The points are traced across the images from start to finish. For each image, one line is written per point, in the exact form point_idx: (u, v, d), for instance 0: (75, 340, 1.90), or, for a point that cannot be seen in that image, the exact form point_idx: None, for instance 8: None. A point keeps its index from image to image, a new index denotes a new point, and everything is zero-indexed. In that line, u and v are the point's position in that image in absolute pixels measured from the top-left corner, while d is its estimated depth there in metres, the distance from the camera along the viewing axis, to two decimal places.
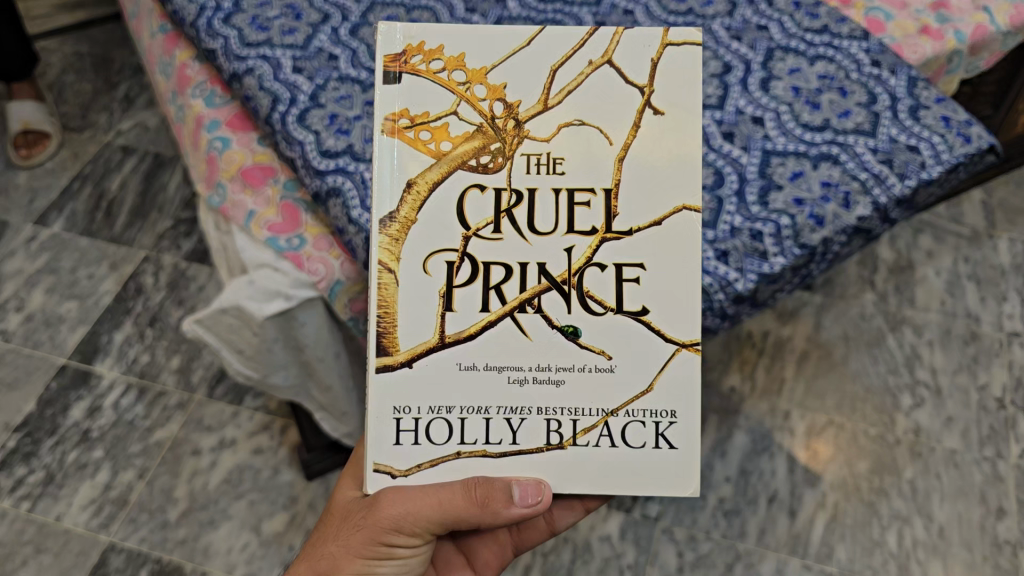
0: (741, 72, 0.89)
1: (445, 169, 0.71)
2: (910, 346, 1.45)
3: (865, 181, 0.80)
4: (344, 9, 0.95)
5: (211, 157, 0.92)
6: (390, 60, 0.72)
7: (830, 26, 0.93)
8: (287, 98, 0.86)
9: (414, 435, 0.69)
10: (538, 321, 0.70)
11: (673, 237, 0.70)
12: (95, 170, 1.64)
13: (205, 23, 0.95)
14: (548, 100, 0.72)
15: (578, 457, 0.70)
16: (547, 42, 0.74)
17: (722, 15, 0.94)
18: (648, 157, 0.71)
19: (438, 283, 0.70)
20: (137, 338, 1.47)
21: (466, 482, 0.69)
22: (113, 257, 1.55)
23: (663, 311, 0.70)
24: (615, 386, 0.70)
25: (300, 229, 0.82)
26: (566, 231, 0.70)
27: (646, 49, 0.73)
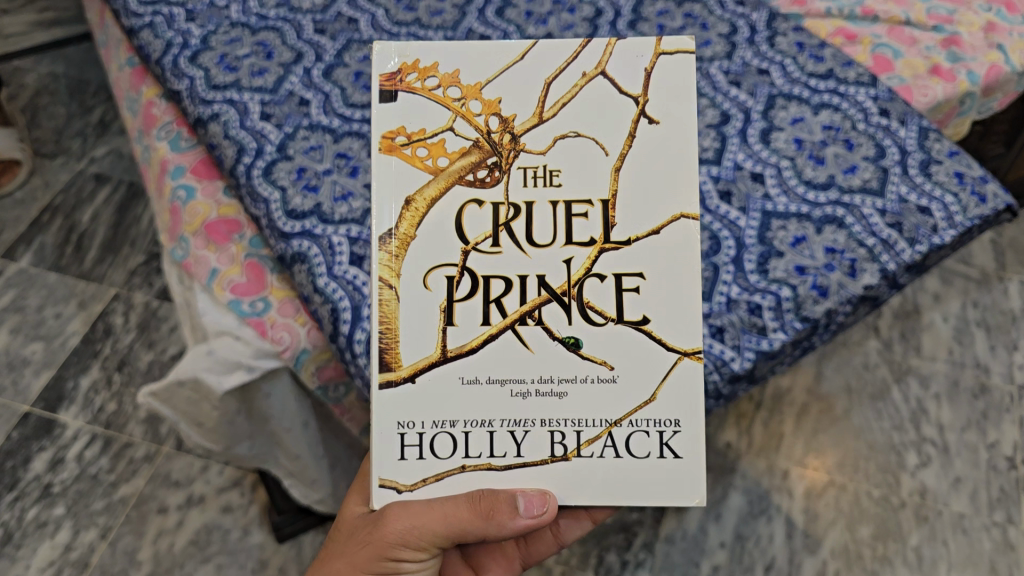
0: (741, 121, 0.83)
1: (442, 184, 0.75)
2: (916, 399, 1.39)
3: (873, 247, 0.75)
4: (319, 47, 0.89)
5: (175, 208, 0.86)
6: (388, 82, 0.78)
7: (835, 70, 0.87)
8: (253, 148, 0.81)
9: (418, 450, 0.72)
10: (540, 334, 0.72)
11: (671, 246, 0.73)
12: (66, 200, 1.56)
13: (171, 62, 0.90)
14: (543, 113, 0.77)
15: (584, 467, 0.72)
16: (535, 63, 0.78)
17: (721, 59, 0.88)
18: (641, 167, 0.75)
19: (439, 298, 0.72)
20: (104, 384, 1.40)
21: (472, 500, 0.71)
22: (82, 295, 1.47)
23: (667, 318, 0.72)
24: (614, 396, 0.72)
25: (265, 291, 0.77)
26: (564, 244, 0.74)
27: (635, 59, 0.78)
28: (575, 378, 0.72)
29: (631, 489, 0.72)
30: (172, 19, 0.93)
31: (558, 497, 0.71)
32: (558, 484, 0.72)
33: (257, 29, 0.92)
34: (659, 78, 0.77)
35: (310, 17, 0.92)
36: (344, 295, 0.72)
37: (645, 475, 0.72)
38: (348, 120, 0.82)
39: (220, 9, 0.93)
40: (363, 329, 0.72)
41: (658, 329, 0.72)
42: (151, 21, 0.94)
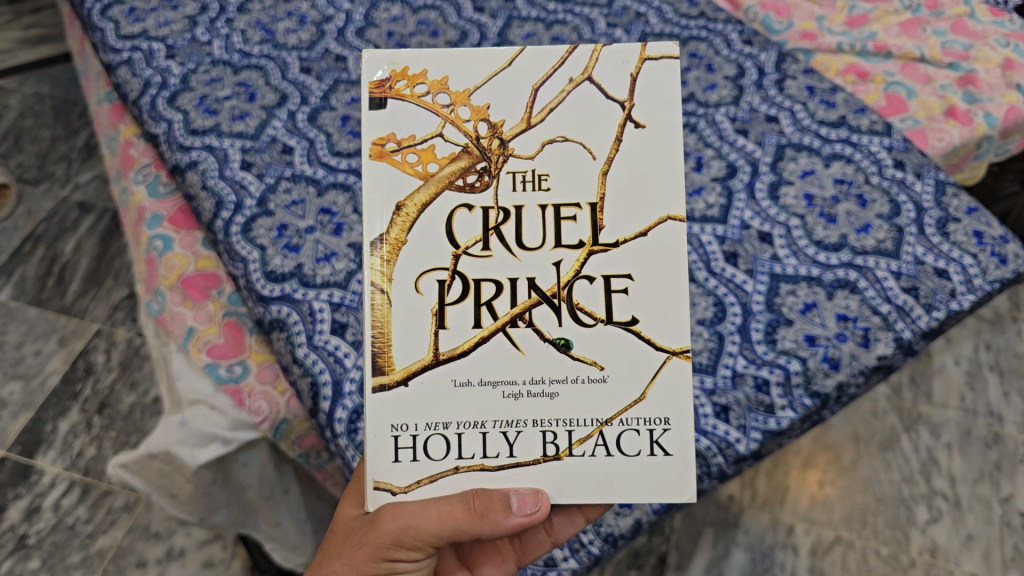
0: (748, 175, 0.78)
1: (433, 191, 0.59)
2: (928, 449, 1.27)
3: (887, 315, 0.71)
4: (305, 89, 0.86)
5: (151, 258, 0.82)
6: (377, 87, 0.60)
7: (847, 118, 0.83)
8: (232, 201, 0.76)
9: (413, 452, 0.58)
10: (532, 337, 0.58)
11: (660, 250, 0.58)
12: (49, 229, 1.43)
13: (149, 103, 0.87)
14: (531, 119, 0.61)
15: (576, 470, 0.57)
16: (526, 68, 0.62)
17: (728, 105, 0.84)
18: (636, 174, 0.59)
19: (431, 301, 0.58)
20: (83, 428, 1.28)
21: (467, 501, 0.57)
22: (63, 331, 1.35)
23: (657, 321, 0.58)
24: (606, 399, 0.57)
25: (243, 354, 0.73)
26: (554, 245, 0.59)
27: (624, 69, 0.61)
28: (569, 380, 0.57)
29: (623, 489, 0.56)
30: (152, 55, 0.91)
31: (549, 496, 0.56)
32: (551, 481, 0.57)
33: (239, 67, 0.89)
34: (646, 85, 0.61)
35: (295, 54, 0.90)
36: (324, 368, 0.66)
37: (639, 480, 0.57)
38: (334, 170, 0.78)
39: (202, 46, 0.91)
40: (344, 406, 0.65)
41: (652, 332, 0.58)
42: (130, 58, 0.91)
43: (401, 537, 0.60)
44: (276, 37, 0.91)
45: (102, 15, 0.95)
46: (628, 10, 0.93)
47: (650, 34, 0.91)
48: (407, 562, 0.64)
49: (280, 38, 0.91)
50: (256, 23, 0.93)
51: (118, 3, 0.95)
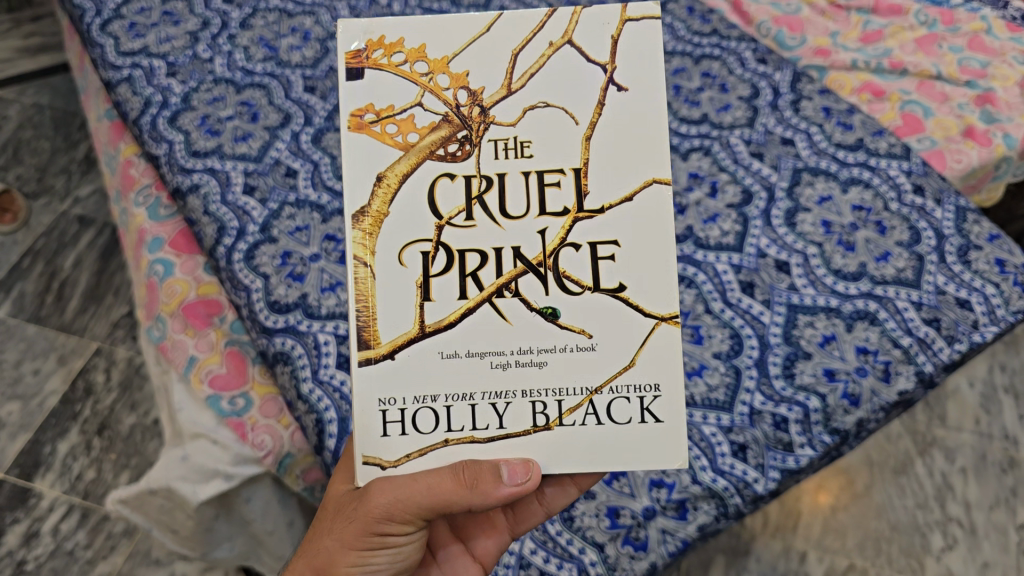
0: (764, 201, 0.76)
1: (414, 161, 0.54)
2: (942, 474, 1.11)
3: (908, 348, 0.69)
4: (309, 108, 0.85)
5: (151, 283, 0.80)
6: (353, 58, 0.55)
7: (865, 141, 0.81)
8: (234, 227, 0.74)
9: (401, 426, 0.53)
10: (518, 307, 0.53)
11: (648, 216, 0.53)
12: (48, 244, 1.29)
13: (150, 123, 0.85)
14: (511, 85, 0.54)
15: (566, 442, 0.53)
16: (506, 31, 0.55)
17: (742, 127, 0.82)
18: (618, 141, 0.53)
19: (416, 274, 0.53)
20: (83, 450, 1.15)
21: (457, 472, 0.52)
22: (62, 349, 1.21)
23: (647, 290, 0.53)
24: (598, 368, 0.52)
25: (246, 386, 0.71)
26: (539, 214, 0.53)
27: (604, 30, 0.55)
28: (558, 349, 0.52)
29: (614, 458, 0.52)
30: (152, 73, 0.90)
31: (541, 465, 0.52)
32: (540, 449, 0.52)
33: (242, 86, 0.87)
34: (629, 45, 0.54)
35: (299, 72, 0.89)
36: (329, 405, 0.65)
37: (631, 450, 0.52)
38: (338, 195, 0.76)
39: (203, 63, 0.90)
40: None
41: (641, 299, 0.52)
42: (130, 75, 0.90)
43: (394, 511, 0.54)
44: (279, 54, 0.91)
45: (102, 31, 0.94)
46: None
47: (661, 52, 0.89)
48: (400, 536, 0.58)
49: (283, 54, 0.91)
50: (259, 40, 0.92)
51: (118, 18, 0.95)
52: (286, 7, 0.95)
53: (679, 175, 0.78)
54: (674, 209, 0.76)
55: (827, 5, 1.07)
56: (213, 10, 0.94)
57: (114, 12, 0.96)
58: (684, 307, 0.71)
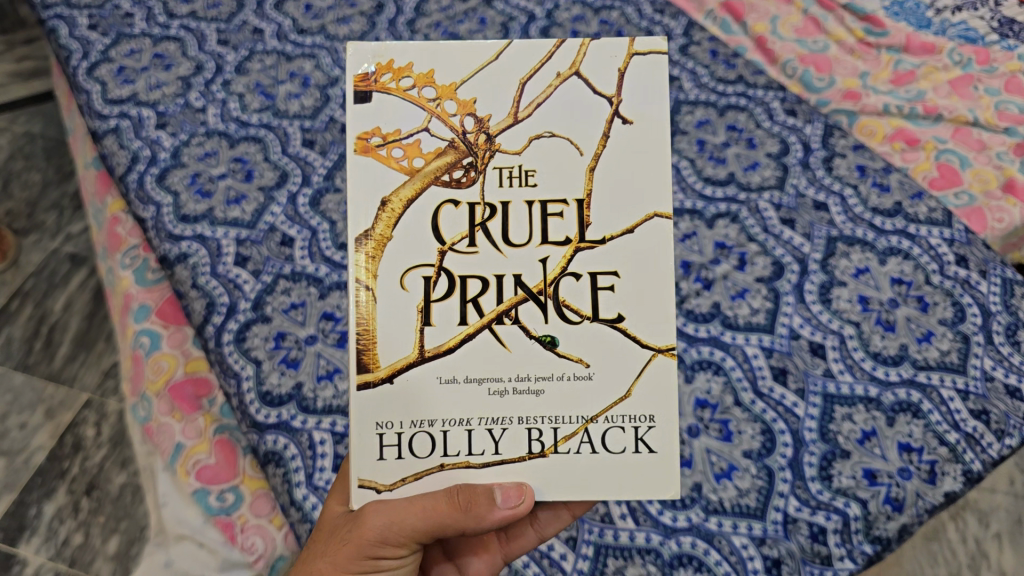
0: (797, 274, 0.71)
1: (418, 186, 0.48)
2: (975, 540, 0.93)
3: (955, 444, 0.63)
4: (308, 166, 0.79)
5: (136, 356, 0.75)
6: (361, 81, 0.49)
7: (903, 205, 0.75)
8: (225, 304, 0.69)
9: (397, 450, 0.48)
10: (518, 335, 0.47)
11: (649, 250, 0.48)
12: (38, 284, 1.19)
13: (137, 181, 0.79)
14: (517, 113, 0.49)
15: (562, 472, 0.47)
16: (518, 58, 0.50)
17: (772, 190, 0.76)
18: (621, 176, 0.48)
19: (416, 298, 0.48)
20: (71, 512, 1.04)
21: (450, 494, 0.46)
22: (50, 401, 1.11)
23: (647, 322, 0.47)
24: (596, 399, 0.47)
25: (237, 479, 0.67)
26: (541, 241, 0.48)
27: (610, 60, 0.50)
28: (555, 377, 0.47)
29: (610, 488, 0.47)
30: (141, 124, 0.84)
31: (535, 490, 0.47)
32: (534, 473, 0.47)
33: (235, 139, 0.82)
34: (636, 79, 0.49)
35: (297, 124, 0.83)
36: None
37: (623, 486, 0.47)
38: (339, 267, 0.71)
39: (196, 112, 0.85)
40: None
41: (639, 330, 0.47)
42: (117, 125, 0.85)
43: (388, 533, 0.48)
44: (276, 102, 0.85)
45: (88, 75, 0.90)
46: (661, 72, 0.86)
47: (685, 101, 0.83)
48: (392, 559, 0.51)
49: (281, 103, 0.85)
50: (255, 87, 0.87)
51: (106, 62, 0.90)
52: (284, 48, 0.91)
53: (706, 245, 0.73)
54: (701, 285, 0.70)
55: (856, 42, 1.01)
56: (208, 54, 0.90)
57: (102, 55, 0.92)
58: (712, 399, 0.66)
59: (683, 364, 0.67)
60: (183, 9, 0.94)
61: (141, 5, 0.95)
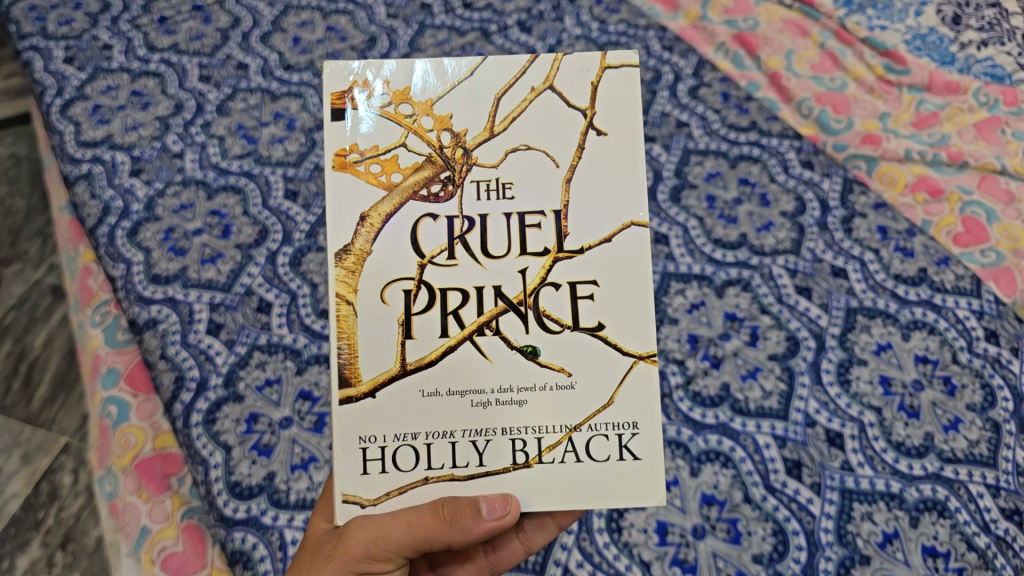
0: (812, 351, 0.66)
1: (397, 202, 0.44)
2: None
3: (984, 549, 0.59)
4: (290, 221, 0.74)
5: (103, 426, 0.71)
6: (339, 99, 0.45)
7: (928, 271, 0.70)
8: (195, 380, 0.65)
9: (380, 464, 0.43)
10: (499, 346, 0.43)
11: (628, 260, 0.44)
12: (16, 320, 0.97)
13: (107, 235, 0.75)
14: (494, 127, 0.45)
15: (547, 484, 0.42)
16: (495, 71, 0.46)
17: (787, 254, 0.71)
18: (599, 185, 0.44)
19: (397, 312, 0.44)
20: (43, 568, 0.86)
21: (434, 504, 0.42)
22: (26, 446, 0.91)
23: (630, 329, 0.43)
24: (580, 408, 0.43)
25: (205, 571, 0.62)
26: (520, 253, 0.44)
27: (583, 74, 0.46)
28: (537, 388, 0.43)
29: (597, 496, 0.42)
30: (115, 170, 0.79)
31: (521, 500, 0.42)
32: (518, 483, 0.42)
33: (213, 190, 0.77)
34: (613, 89, 0.46)
35: (280, 172, 0.78)
36: None
37: (610, 494, 0.42)
38: (319, 337, 0.67)
39: (173, 158, 0.80)
40: None
41: (620, 338, 0.43)
42: (89, 171, 0.80)
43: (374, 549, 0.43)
44: (259, 147, 0.80)
45: (61, 114, 0.85)
46: (668, 118, 0.81)
47: (694, 151, 0.79)
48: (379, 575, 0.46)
49: (263, 148, 0.80)
50: (238, 129, 0.82)
51: (81, 99, 0.85)
52: (270, 86, 0.86)
53: (715, 316, 0.67)
54: (709, 363, 0.65)
55: (876, 80, 0.84)
56: (188, 91, 0.85)
57: (77, 91, 0.86)
58: (719, 495, 0.61)
59: (689, 455, 0.62)
60: (165, 42, 0.90)
61: (120, 37, 0.90)
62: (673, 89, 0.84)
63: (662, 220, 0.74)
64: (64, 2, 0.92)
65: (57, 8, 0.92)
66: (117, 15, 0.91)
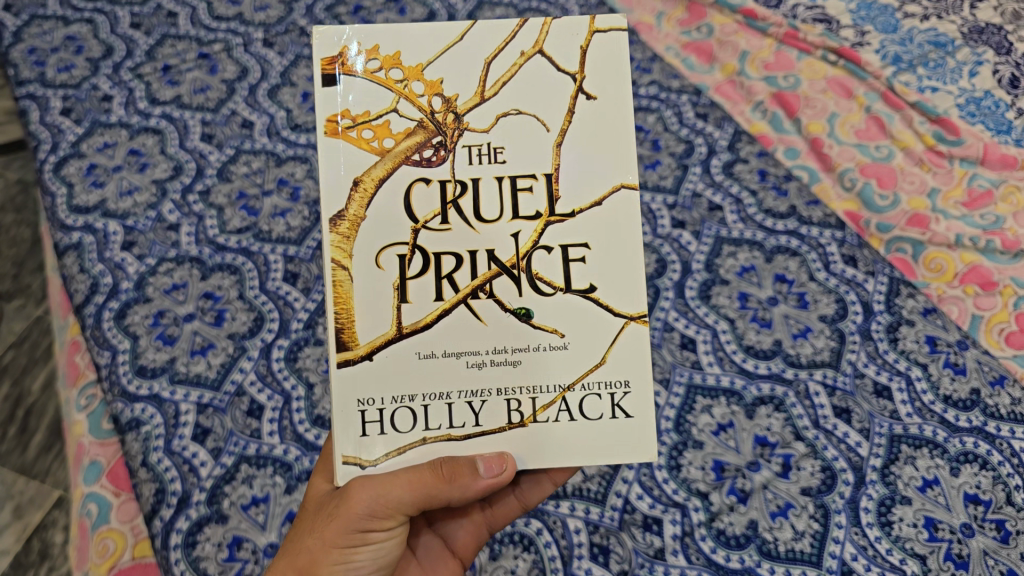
0: (851, 486, 0.62)
1: (390, 166, 0.43)
2: None
3: None
4: (288, 307, 0.71)
5: (80, 526, 0.66)
6: (330, 65, 0.44)
7: (981, 394, 0.64)
8: (176, 493, 0.65)
9: (379, 425, 0.42)
10: (493, 309, 0.43)
11: (616, 224, 0.43)
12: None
13: (93, 318, 0.71)
14: (484, 92, 0.44)
15: (541, 443, 0.43)
16: (484, 35, 0.45)
17: (825, 368, 0.66)
18: (588, 148, 0.44)
19: (391, 276, 0.43)
20: None
21: (433, 464, 0.42)
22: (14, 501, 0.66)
23: (622, 288, 0.43)
24: (570, 370, 0.43)
25: None
26: (513, 216, 0.43)
27: (572, 38, 0.45)
28: (530, 348, 0.43)
29: (590, 454, 0.42)
30: (106, 241, 0.74)
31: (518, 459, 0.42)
32: (512, 440, 0.42)
33: (208, 269, 0.73)
34: (600, 53, 0.45)
35: (280, 249, 0.73)
36: None
37: (604, 452, 0.42)
38: (312, 449, 0.66)
39: (167, 230, 0.75)
40: None
41: (610, 297, 0.43)
42: (80, 241, 0.75)
43: (379, 507, 0.42)
44: (259, 221, 0.75)
45: (54, 173, 0.78)
46: (700, 199, 0.74)
47: (727, 240, 0.72)
48: (382, 532, 0.45)
49: (264, 222, 0.75)
50: (238, 198, 0.76)
51: (76, 158, 0.78)
52: (275, 148, 0.78)
53: (744, 441, 0.63)
54: (735, 498, 0.62)
55: (925, 151, 0.75)
56: (188, 151, 0.78)
57: (72, 147, 0.79)
58: None
59: None
60: (167, 93, 0.81)
61: (121, 87, 0.82)
62: (706, 164, 0.76)
63: (690, 321, 0.68)
64: (65, 45, 0.84)
65: (57, 50, 0.83)
66: (119, 61, 0.83)
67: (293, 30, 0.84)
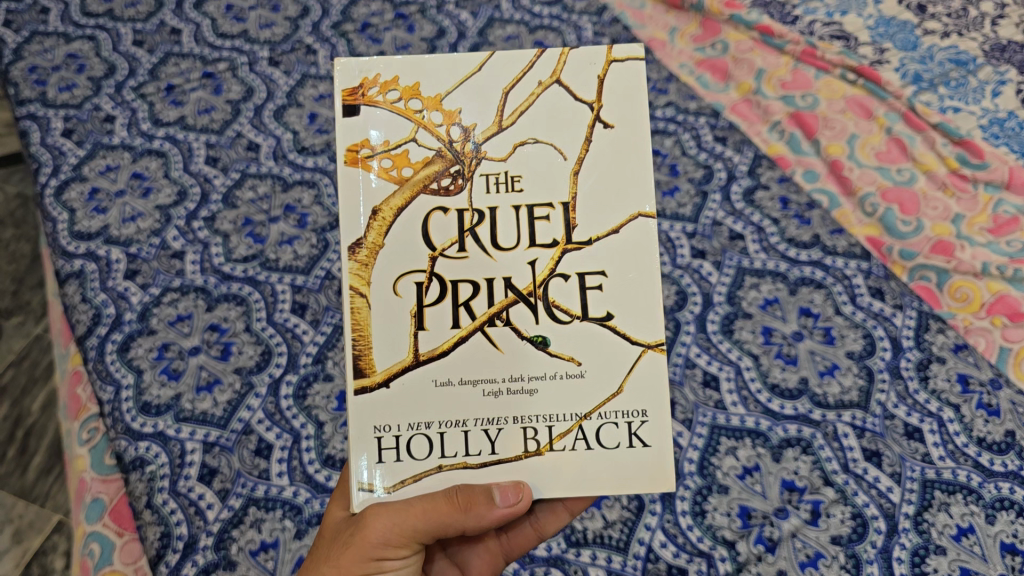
0: (883, 534, 0.60)
1: (408, 196, 0.42)
2: None
3: None
4: (295, 340, 0.68)
5: (81, 565, 0.64)
6: (350, 95, 0.42)
7: (1017, 435, 0.62)
8: (181, 536, 0.62)
9: (395, 453, 0.41)
10: (509, 336, 0.41)
11: (634, 251, 0.41)
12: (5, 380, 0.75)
13: (96, 351, 0.69)
14: (503, 121, 0.43)
15: (559, 476, 0.40)
16: (502, 66, 0.43)
17: (854, 408, 0.64)
18: (606, 174, 0.42)
19: (408, 304, 0.42)
20: None
21: (448, 492, 0.40)
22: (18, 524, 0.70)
23: (641, 318, 0.41)
24: (587, 399, 0.41)
25: None
26: (530, 244, 0.42)
27: (590, 66, 0.43)
28: (546, 377, 0.41)
29: (608, 485, 0.40)
30: (109, 269, 0.72)
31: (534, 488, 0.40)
32: (528, 471, 0.40)
33: (214, 299, 0.70)
34: (620, 80, 0.43)
35: (287, 279, 0.71)
36: None
37: (624, 483, 0.40)
38: (322, 491, 0.63)
39: (172, 258, 0.72)
40: None
41: (628, 326, 0.41)
42: (82, 269, 0.72)
43: (393, 535, 0.40)
44: (266, 248, 0.72)
45: (55, 198, 0.76)
46: (720, 228, 0.72)
47: (749, 271, 0.69)
48: (397, 561, 0.43)
49: (271, 249, 0.72)
50: (244, 224, 0.73)
51: (78, 182, 0.76)
52: (281, 172, 0.76)
53: (771, 485, 0.62)
54: (763, 547, 0.60)
55: (948, 174, 0.72)
56: (194, 175, 0.76)
57: (74, 170, 0.77)
58: None
59: None
60: (171, 114, 0.79)
61: (124, 107, 0.79)
62: (725, 191, 0.73)
63: (712, 357, 0.66)
64: (66, 63, 0.81)
65: (58, 69, 0.81)
66: (122, 81, 0.80)
67: (300, 48, 0.82)
